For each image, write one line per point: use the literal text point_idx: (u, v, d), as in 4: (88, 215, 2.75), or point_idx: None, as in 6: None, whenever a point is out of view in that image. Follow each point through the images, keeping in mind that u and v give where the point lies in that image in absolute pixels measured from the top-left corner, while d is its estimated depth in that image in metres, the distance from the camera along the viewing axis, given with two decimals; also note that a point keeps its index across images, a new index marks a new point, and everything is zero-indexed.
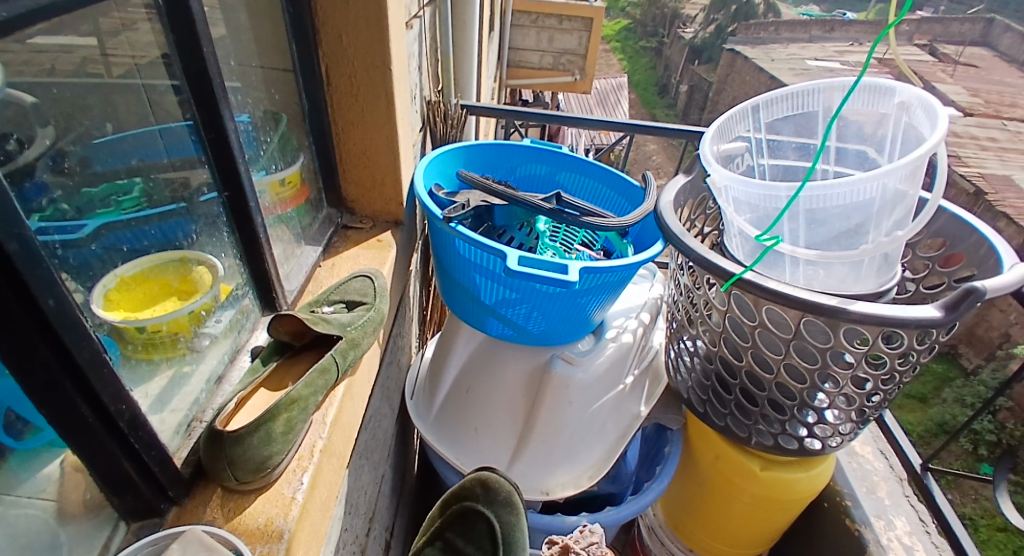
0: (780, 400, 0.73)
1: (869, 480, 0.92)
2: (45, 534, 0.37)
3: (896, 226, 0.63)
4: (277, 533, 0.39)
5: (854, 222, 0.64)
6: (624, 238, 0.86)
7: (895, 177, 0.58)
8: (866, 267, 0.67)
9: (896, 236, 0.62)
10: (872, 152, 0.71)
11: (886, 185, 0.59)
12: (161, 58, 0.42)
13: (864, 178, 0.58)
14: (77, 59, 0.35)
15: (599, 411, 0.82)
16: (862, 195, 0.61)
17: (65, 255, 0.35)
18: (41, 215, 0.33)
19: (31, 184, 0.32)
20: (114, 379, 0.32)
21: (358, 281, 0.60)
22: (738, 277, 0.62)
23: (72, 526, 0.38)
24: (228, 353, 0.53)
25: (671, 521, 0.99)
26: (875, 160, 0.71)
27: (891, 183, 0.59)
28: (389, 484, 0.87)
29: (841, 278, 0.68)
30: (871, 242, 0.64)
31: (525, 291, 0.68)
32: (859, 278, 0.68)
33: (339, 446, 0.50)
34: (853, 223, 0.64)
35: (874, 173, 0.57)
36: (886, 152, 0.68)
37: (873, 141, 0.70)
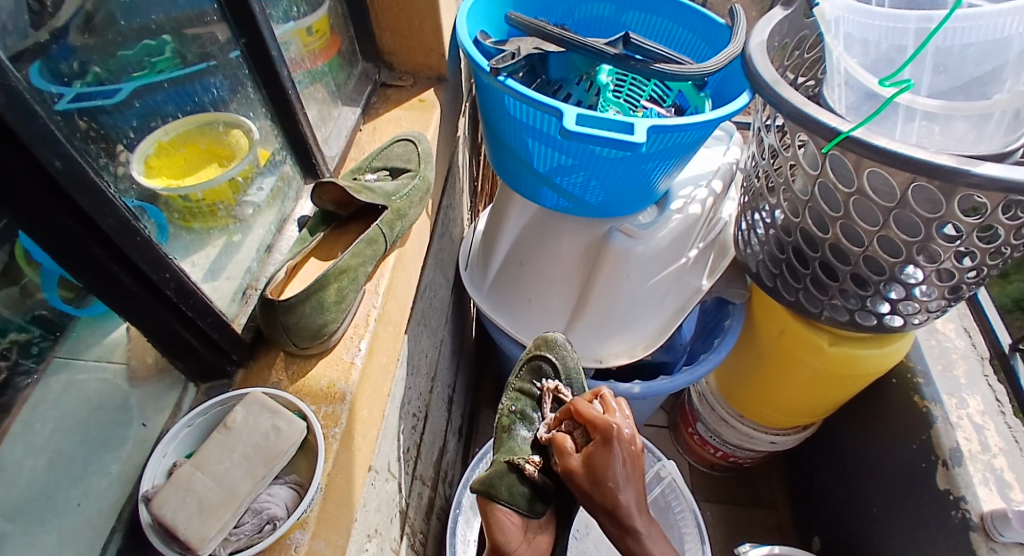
0: (865, 276, 0.65)
1: (945, 357, 0.86)
2: (119, 395, 0.44)
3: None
4: (340, 395, 0.40)
5: (985, 70, 0.53)
6: (701, 91, 0.73)
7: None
8: (993, 124, 0.51)
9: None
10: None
11: None
12: None
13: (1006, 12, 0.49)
14: None
15: (658, 284, 0.78)
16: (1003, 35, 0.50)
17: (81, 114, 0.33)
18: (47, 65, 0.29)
19: (29, 28, 0.28)
20: (149, 246, 0.31)
21: (401, 146, 0.56)
22: (844, 136, 0.52)
23: (141, 389, 0.44)
24: (275, 223, 0.52)
25: (725, 390, 1.00)
26: None
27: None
28: (448, 347, 0.91)
29: (960, 137, 0.53)
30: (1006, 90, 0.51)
31: (583, 156, 0.61)
32: (984, 138, 0.52)
33: (394, 313, 0.50)
34: (987, 70, 0.52)
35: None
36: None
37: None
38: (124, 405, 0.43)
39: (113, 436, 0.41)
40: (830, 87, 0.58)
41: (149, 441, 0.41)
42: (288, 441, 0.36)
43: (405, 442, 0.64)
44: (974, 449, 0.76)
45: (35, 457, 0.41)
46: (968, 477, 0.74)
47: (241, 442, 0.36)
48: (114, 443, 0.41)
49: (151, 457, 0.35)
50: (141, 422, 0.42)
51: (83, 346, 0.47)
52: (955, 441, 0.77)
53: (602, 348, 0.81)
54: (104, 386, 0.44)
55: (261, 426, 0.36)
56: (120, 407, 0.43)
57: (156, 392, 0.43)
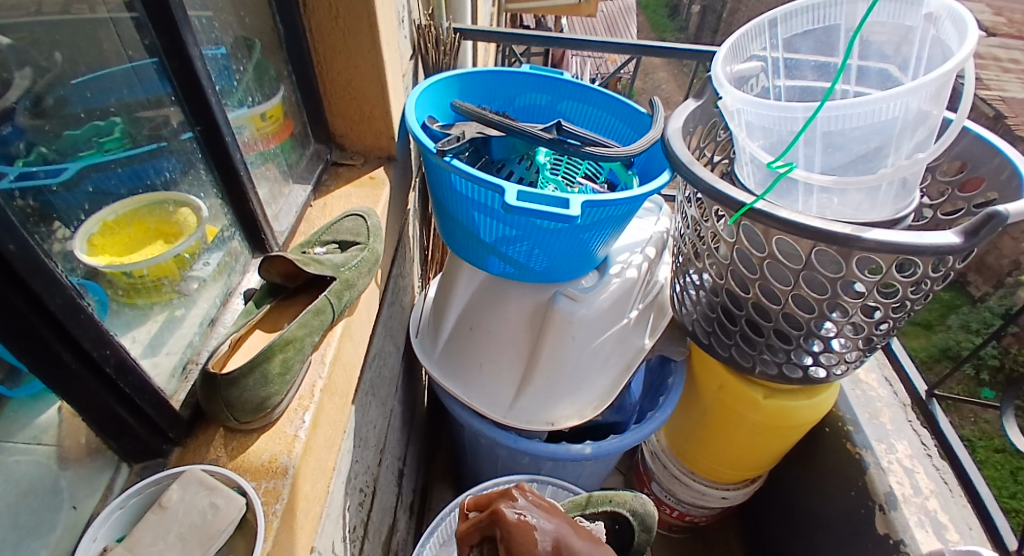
0: (786, 331, 0.72)
1: (870, 405, 0.92)
2: (49, 478, 0.38)
3: (915, 149, 0.59)
4: (281, 469, 0.39)
5: (871, 146, 0.60)
6: (629, 169, 0.82)
7: (919, 97, 0.53)
8: (883, 193, 0.64)
9: (918, 159, 0.57)
10: (893, 68, 0.65)
11: (908, 105, 0.54)
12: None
13: (885, 98, 0.53)
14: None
15: (603, 345, 0.82)
16: (883, 117, 0.56)
17: (29, 197, 0.34)
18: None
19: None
20: (93, 324, 0.31)
21: (351, 220, 0.58)
22: (749, 207, 0.59)
23: (73, 470, 0.38)
24: (220, 296, 0.52)
25: (675, 448, 1.02)
26: (898, 80, 0.65)
27: (915, 102, 0.54)
28: (399, 419, 0.89)
29: (856, 205, 0.64)
30: (891, 164, 0.60)
31: (525, 228, 0.66)
32: (876, 205, 0.64)
33: (340, 384, 0.50)
34: (872, 146, 0.60)
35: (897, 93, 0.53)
36: (908, 67, 0.63)
37: (896, 58, 0.64)
38: (53, 488, 0.38)
39: (37, 524, 0.36)
40: (741, 167, 0.69)
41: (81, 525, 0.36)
42: (226, 518, 0.34)
43: (351, 522, 0.61)
44: (907, 492, 0.81)
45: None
46: (904, 521, 0.78)
47: (177, 521, 0.34)
48: (39, 529, 0.36)
49: (80, 541, 0.32)
50: (70, 504, 0.37)
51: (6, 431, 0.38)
52: (888, 486, 0.82)
53: (553, 411, 0.82)
54: (36, 468, 0.38)
55: (198, 503, 0.34)
56: (48, 490, 0.37)
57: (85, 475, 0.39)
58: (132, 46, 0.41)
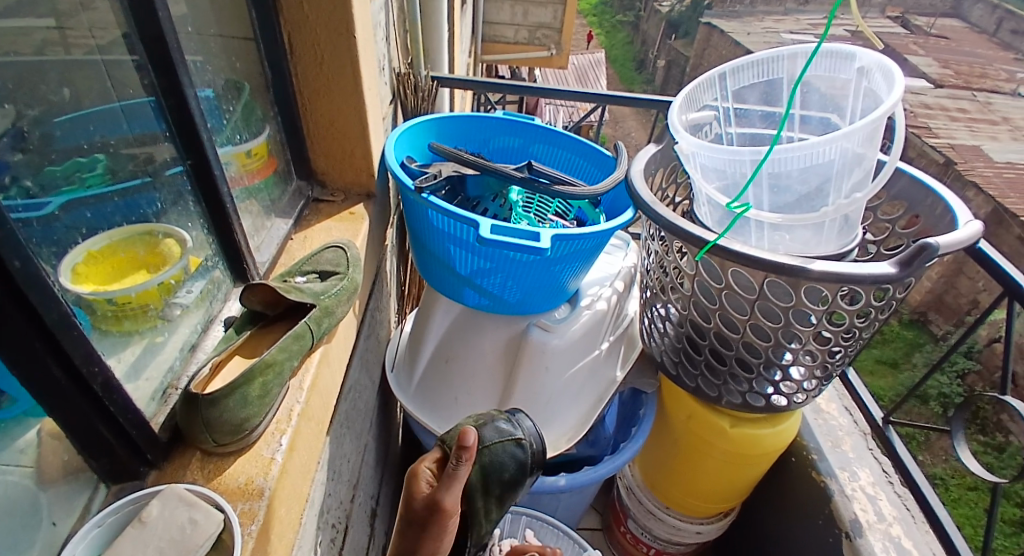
0: (747, 359, 0.76)
1: (832, 434, 0.96)
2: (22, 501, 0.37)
3: (857, 187, 0.65)
4: (258, 491, 0.40)
5: (814, 187, 0.66)
6: (596, 208, 0.87)
7: (853, 140, 0.60)
8: (827, 230, 0.71)
9: (856, 198, 0.63)
10: (837, 118, 0.72)
11: (844, 147, 0.61)
12: (122, 38, 0.42)
13: (823, 141, 0.59)
14: (34, 43, 0.36)
15: (575, 375, 0.84)
16: (822, 158, 0.62)
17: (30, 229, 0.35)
18: (4, 193, 0.33)
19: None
20: (84, 342, 0.32)
21: (331, 252, 0.60)
22: (712, 244, 0.64)
23: (53, 490, 0.37)
24: (201, 323, 0.53)
25: (649, 480, 1.03)
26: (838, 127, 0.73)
27: (850, 146, 0.61)
28: (372, 454, 0.88)
29: (805, 241, 0.71)
30: (832, 204, 0.65)
31: (499, 260, 0.70)
32: (822, 240, 0.71)
33: (316, 411, 0.51)
34: (813, 186, 0.66)
35: (832, 137, 0.59)
36: (848, 115, 0.70)
37: (836, 108, 0.72)
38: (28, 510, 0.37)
39: None
40: (701, 207, 0.74)
41: (56, 545, 0.36)
42: (204, 533, 0.34)
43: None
44: (871, 519, 0.84)
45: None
46: (870, 547, 0.80)
47: (155, 537, 0.33)
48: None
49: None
50: (49, 521, 0.36)
51: None
52: (853, 513, 0.85)
53: None
54: None
55: (177, 519, 0.34)
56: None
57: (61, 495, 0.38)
58: (129, 86, 0.44)
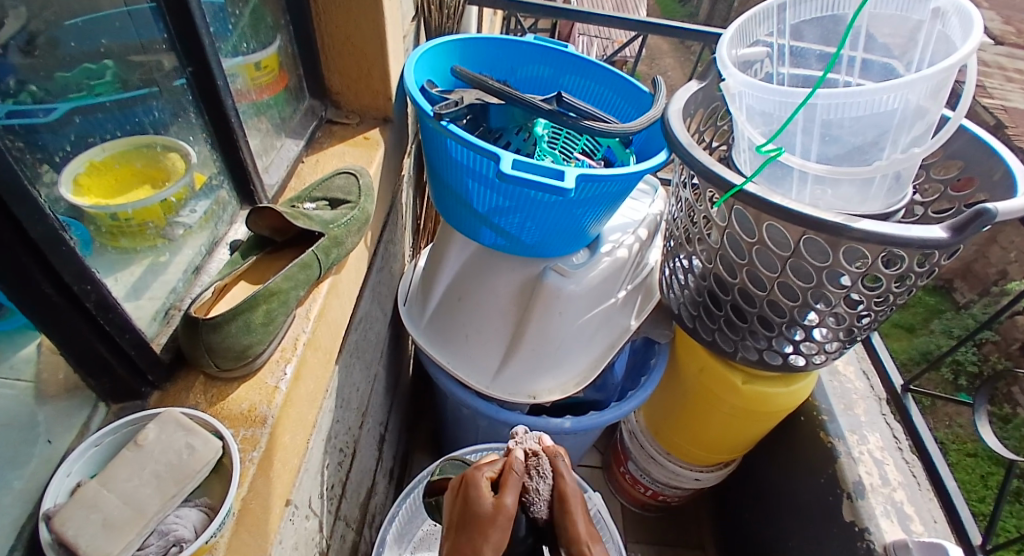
0: (770, 317, 0.73)
1: (846, 397, 0.94)
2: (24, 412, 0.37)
3: (912, 142, 0.59)
4: (260, 418, 0.39)
5: (868, 138, 0.60)
6: (626, 148, 0.81)
7: (917, 91, 0.53)
8: (875, 187, 0.64)
9: (912, 153, 0.56)
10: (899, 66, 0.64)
11: (907, 98, 0.54)
12: None
13: (883, 89, 0.52)
14: None
15: (589, 321, 0.82)
16: (881, 108, 0.55)
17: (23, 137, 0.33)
18: None
19: None
20: (74, 258, 0.31)
21: (342, 178, 0.57)
22: (738, 189, 0.60)
23: (50, 405, 0.37)
24: (205, 245, 0.52)
25: (653, 426, 1.04)
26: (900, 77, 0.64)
27: (914, 97, 0.54)
28: (383, 383, 0.90)
29: (848, 199, 0.64)
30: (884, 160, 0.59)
31: (519, 198, 0.66)
32: (867, 200, 0.65)
33: (324, 341, 0.50)
34: (868, 139, 0.60)
35: (894, 84, 0.52)
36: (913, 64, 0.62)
37: (901, 57, 0.63)
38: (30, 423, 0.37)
39: None
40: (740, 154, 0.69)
41: (55, 460, 0.35)
42: (202, 459, 0.34)
43: (329, 479, 0.62)
44: (875, 483, 0.83)
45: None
46: (870, 509, 0.80)
47: (152, 459, 0.33)
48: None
49: (54, 474, 0.31)
50: (46, 439, 0.36)
51: None
52: (857, 475, 0.84)
53: (536, 383, 0.83)
54: None
55: (174, 443, 0.34)
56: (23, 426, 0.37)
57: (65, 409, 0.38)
58: None
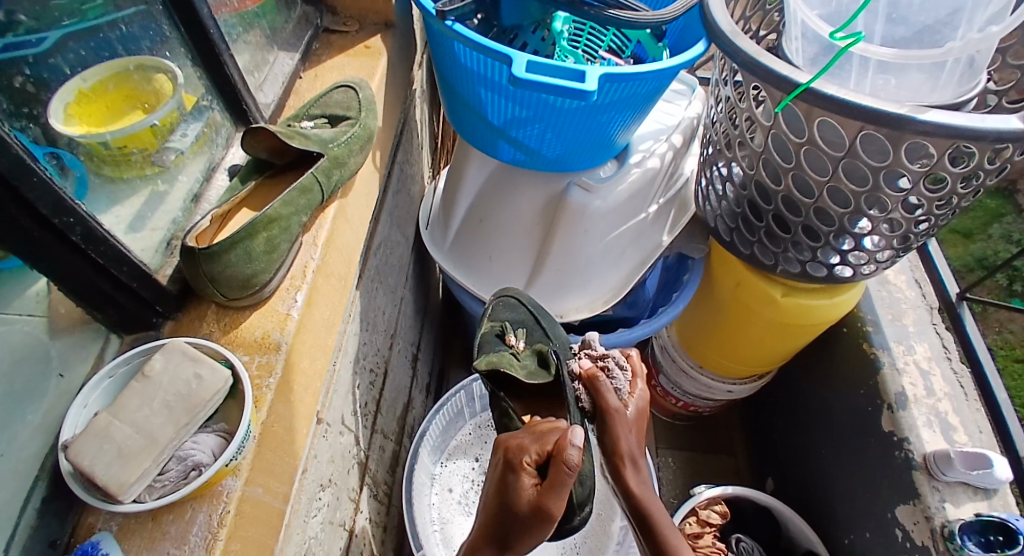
0: (816, 227, 0.66)
1: (894, 307, 0.89)
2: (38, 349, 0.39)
3: (990, 22, 0.49)
4: (274, 345, 0.39)
5: (941, 16, 0.51)
6: (659, 43, 0.72)
7: None
8: (946, 72, 0.52)
9: (991, 31, 0.46)
10: None
11: None
12: None
13: None
14: None
15: (618, 238, 0.78)
16: None
17: None
18: None
19: None
20: (50, 189, 0.30)
21: (341, 92, 0.53)
22: (804, 89, 0.50)
23: (62, 341, 0.40)
24: (203, 172, 0.49)
25: (685, 342, 1.02)
26: None
27: None
28: (411, 306, 0.91)
29: (913, 88, 0.53)
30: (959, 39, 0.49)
31: (538, 106, 0.60)
32: (936, 88, 0.53)
33: (337, 267, 0.49)
34: (941, 15, 0.51)
35: None
36: None
37: None
38: (45, 357, 0.40)
39: (31, 391, 0.38)
40: (790, 46, 0.58)
41: (70, 392, 0.38)
42: (210, 388, 0.34)
43: (361, 398, 0.64)
44: (919, 394, 0.79)
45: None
46: (912, 420, 0.76)
47: (161, 390, 0.34)
48: (32, 397, 0.38)
49: (70, 407, 0.33)
50: (59, 372, 0.39)
51: None
52: (900, 387, 0.80)
53: (562, 303, 0.82)
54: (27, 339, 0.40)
55: (181, 374, 0.34)
56: (41, 358, 0.39)
57: (81, 341, 0.40)
58: None
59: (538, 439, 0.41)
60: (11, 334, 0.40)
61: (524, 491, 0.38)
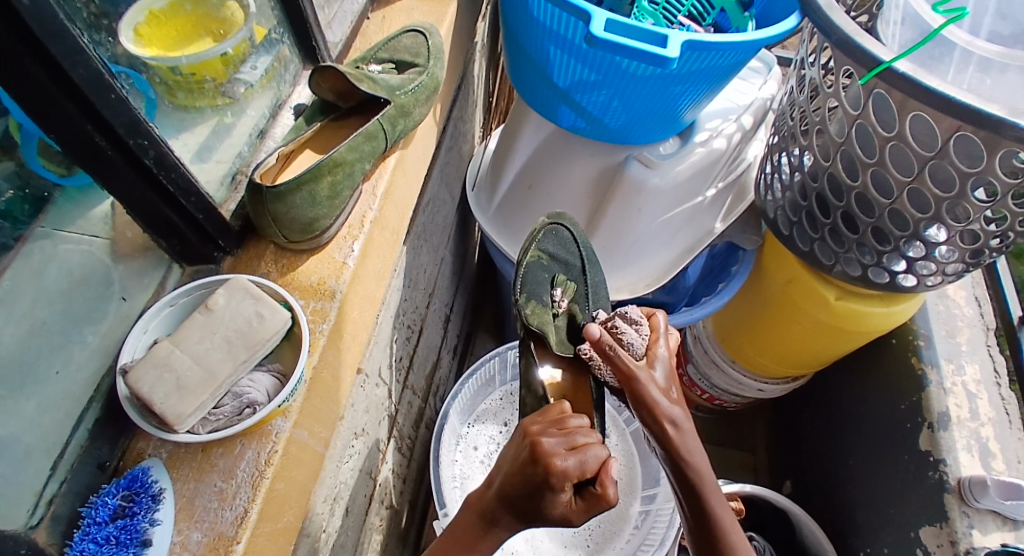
0: (886, 230, 0.62)
1: (950, 324, 0.83)
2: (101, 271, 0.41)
3: None
4: (329, 292, 0.39)
5: None
6: (745, 11, 0.67)
7: None
8: None
9: None
10: None
11: None
12: None
13: None
14: None
15: (670, 220, 0.75)
16: None
17: None
18: None
19: None
20: (125, 107, 0.29)
21: (409, 37, 0.51)
22: (885, 67, 0.46)
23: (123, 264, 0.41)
24: (269, 108, 0.48)
25: (721, 335, 0.99)
26: None
27: None
28: (449, 267, 0.90)
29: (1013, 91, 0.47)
30: None
31: (608, 71, 0.57)
32: None
33: (391, 220, 0.48)
34: None
35: None
36: None
37: None
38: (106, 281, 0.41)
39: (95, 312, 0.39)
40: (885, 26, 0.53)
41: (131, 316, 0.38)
42: (270, 329, 0.34)
43: (397, 352, 0.64)
44: (963, 416, 0.74)
45: (15, 325, 0.38)
46: (952, 442, 0.71)
47: (222, 325, 0.34)
48: (91, 318, 0.39)
49: (131, 331, 0.33)
50: (120, 296, 0.40)
51: (69, 218, 0.43)
52: (944, 406, 0.75)
53: None
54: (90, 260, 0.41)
55: (243, 311, 0.34)
56: (103, 281, 0.41)
57: (142, 268, 0.41)
58: None
59: (579, 453, 0.32)
60: (76, 253, 0.42)
61: (557, 509, 0.32)
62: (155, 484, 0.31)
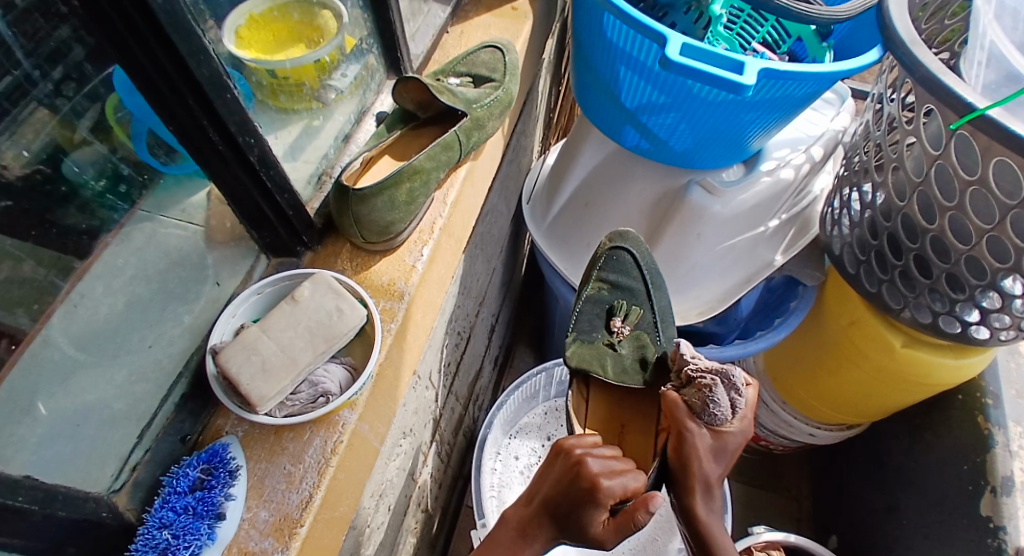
0: (961, 277, 0.57)
1: (1022, 383, 0.76)
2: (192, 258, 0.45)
3: None
4: (398, 293, 0.41)
5: None
6: (823, 42, 0.65)
7: None
8: None
9: None
10: None
11: None
12: None
13: None
14: None
15: (729, 249, 0.74)
16: None
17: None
18: None
19: None
20: (238, 107, 0.31)
21: (488, 53, 0.53)
22: (980, 113, 0.42)
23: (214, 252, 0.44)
24: (355, 113, 0.51)
25: (772, 372, 0.95)
26: None
27: None
28: (499, 277, 0.91)
29: None
30: None
31: (678, 96, 0.57)
32: None
33: (458, 229, 0.49)
34: None
35: None
36: None
37: None
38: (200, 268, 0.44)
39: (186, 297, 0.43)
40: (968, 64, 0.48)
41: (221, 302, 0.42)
42: (348, 324, 0.36)
43: (446, 357, 0.65)
44: None
45: (113, 300, 0.45)
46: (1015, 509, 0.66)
47: (306, 316, 0.35)
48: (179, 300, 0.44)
49: (222, 314, 0.36)
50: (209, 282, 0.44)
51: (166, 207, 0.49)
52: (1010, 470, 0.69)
53: None
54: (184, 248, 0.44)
55: (325, 305, 0.36)
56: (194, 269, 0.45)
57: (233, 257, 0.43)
58: None
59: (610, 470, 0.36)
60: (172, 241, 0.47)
61: (593, 527, 0.35)
62: (233, 461, 0.34)
